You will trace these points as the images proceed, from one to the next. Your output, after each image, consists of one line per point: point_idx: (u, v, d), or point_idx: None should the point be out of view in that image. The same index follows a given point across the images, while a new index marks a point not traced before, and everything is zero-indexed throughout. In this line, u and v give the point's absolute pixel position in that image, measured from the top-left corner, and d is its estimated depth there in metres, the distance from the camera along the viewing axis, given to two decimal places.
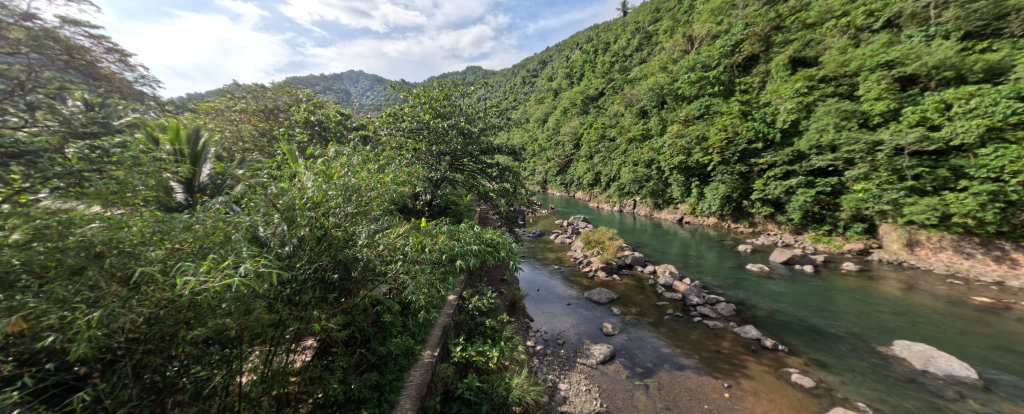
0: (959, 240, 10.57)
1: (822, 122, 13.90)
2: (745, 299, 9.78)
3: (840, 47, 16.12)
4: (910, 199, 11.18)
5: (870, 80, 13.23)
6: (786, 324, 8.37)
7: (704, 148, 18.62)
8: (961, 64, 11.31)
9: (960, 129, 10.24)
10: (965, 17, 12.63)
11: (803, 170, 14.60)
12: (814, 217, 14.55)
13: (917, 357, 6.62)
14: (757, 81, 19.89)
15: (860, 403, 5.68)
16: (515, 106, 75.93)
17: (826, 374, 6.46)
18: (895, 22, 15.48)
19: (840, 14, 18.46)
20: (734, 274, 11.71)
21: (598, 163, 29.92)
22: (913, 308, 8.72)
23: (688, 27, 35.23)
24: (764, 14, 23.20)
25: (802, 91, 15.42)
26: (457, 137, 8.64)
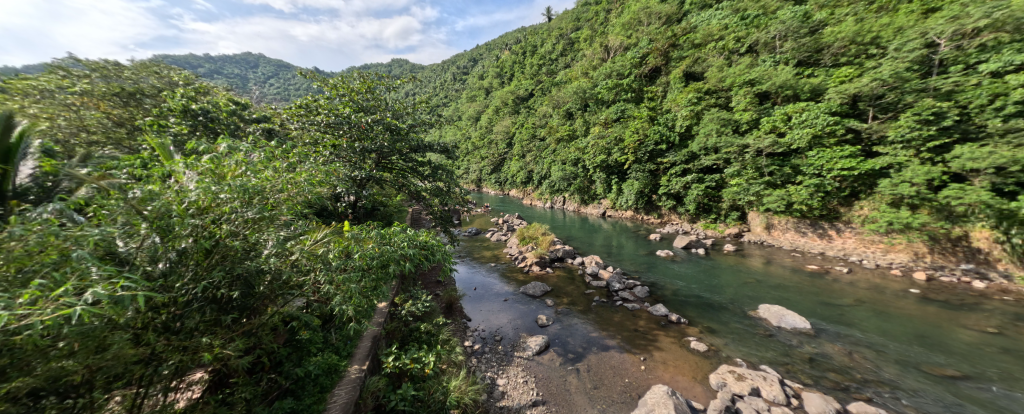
0: (798, 222, 13.82)
1: (708, 128, 16.47)
2: (655, 281, 11.16)
3: (718, 65, 19.36)
4: (768, 191, 14.08)
5: (739, 94, 16.18)
6: (686, 300, 9.78)
7: (621, 148, 20.50)
8: (796, 85, 14.59)
9: (797, 136, 13.27)
10: (801, 50, 16.43)
11: (696, 169, 17.15)
12: (705, 208, 17.23)
13: (774, 316, 8.37)
14: (660, 91, 22.74)
15: (738, 359, 6.93)
16: (445, 102, 73.91)
17: (715, 339, 7.74)
18: (754, 48, 19.19)
19: (718, 38, 22.17)
20: (646, 260, 13.30)
21: (530, 162, 30.82)
22: (772, 278, 11.00)
23: (603, 37, 38.51)
24: (663, 33, 26.58)
25: (692, 101, 18.13)
26: (384, 134, 8.02)
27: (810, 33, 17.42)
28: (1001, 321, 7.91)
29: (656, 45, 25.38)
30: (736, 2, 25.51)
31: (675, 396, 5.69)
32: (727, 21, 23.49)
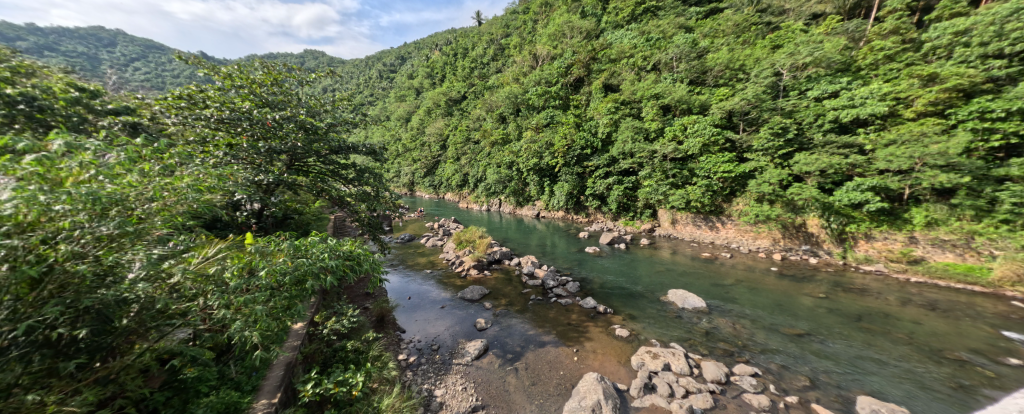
0: (694, 217, 16.24)
1: (625, 135, 18.29)
2: (585, 276, 11.97)
3: (631, 79, 21.69)
4: (672, 191, 16.22)
5: (648, 106, 18.35)
6: (611, 292, 10.69)
7: (551, 152, 21.47)
8: (690, 100, 17.12)
9: (691, 144, 15.59)
10: (692, 71, 19.49)
11: (616, 172, 18.90)
12: (624, 207, 19.10)
13: (679, 299, 9.65)
14: (583, 100, 24.54)
15: (653, 340, 7.82)
16: (371, 101, 68.93)
17: (635, 324, 8.61)
18: (658, 66, 21.97)
19: (629, 55, 24.85)
20: (576, 257, 14.20)
21: (465, 165, 30.45)
22: (678, 266, 12.70)
23: (531, 46, 40.15)
24: (584, 46, 28.78)
25: (611, 110, 19.96)
26: (297, 132, 7.12)
27: (697, 57, 20.71)
28: (827, 287, 10.36)
29: (578, 57, 27.37)
30: (642, 25, 28.96)
31: (604, 381, 6.18)
32: (636, 41, 26.52)
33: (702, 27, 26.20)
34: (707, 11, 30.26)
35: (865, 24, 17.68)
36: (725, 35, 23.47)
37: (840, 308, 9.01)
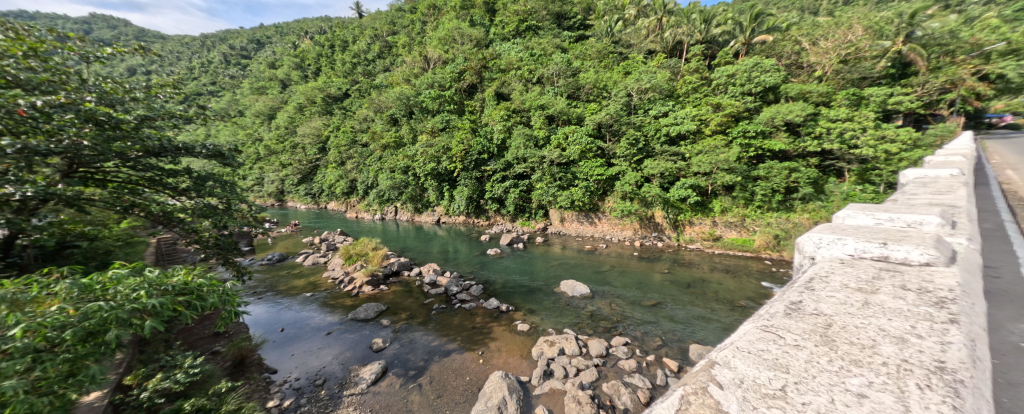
0: (578, 215, 18.44)
1: (517, 141, 19.31)
2: (488, 278, 12.20)
3: (520, 89, 23.23)
4: (560, 192, 18.03)
5: (536, 116, 19.96)
6: (512, 290, 11.18)
7: (449, 157, 20.99)
8: (569, 112, 19.39)
9: (572, 151, 17.65)
10: (569, 87, 22.18)
11: (512, 176, 19.80)
12: (520, 209, 20.29)
13: (569, 288, 10.75)
14: (478, 106, 25.04)
15: (551, 329, 8.50)
16: (217, 90, 55.10)
17: (534, 317, 9.21)
18: (543, 79, 24.20)
19: (517, 67, 26.60)
20: (478, 260, 14.36)
21: (351, 170, 27.26)
22: (568, 259, 14.18)
23: (421, 47, 38.92)
24: (475, 54, 29.43)
25: (504, 118, 20.92)
26: (86, 127, 4.98)
27: (573, 75, 23.67)
28: (671, 264, 13.17)
29: (470, 64, 27.78)
30: (526, 42, 31.46)
31: (508, 377, 6.40)
32: (522, 54, 28.62)
33: (574, 50, 30.16)
34: (577, 36, 34.95)
35: (680, 64, 23.72)
36: (591, 58, 27.76)
37: (679, 279, 11.60)
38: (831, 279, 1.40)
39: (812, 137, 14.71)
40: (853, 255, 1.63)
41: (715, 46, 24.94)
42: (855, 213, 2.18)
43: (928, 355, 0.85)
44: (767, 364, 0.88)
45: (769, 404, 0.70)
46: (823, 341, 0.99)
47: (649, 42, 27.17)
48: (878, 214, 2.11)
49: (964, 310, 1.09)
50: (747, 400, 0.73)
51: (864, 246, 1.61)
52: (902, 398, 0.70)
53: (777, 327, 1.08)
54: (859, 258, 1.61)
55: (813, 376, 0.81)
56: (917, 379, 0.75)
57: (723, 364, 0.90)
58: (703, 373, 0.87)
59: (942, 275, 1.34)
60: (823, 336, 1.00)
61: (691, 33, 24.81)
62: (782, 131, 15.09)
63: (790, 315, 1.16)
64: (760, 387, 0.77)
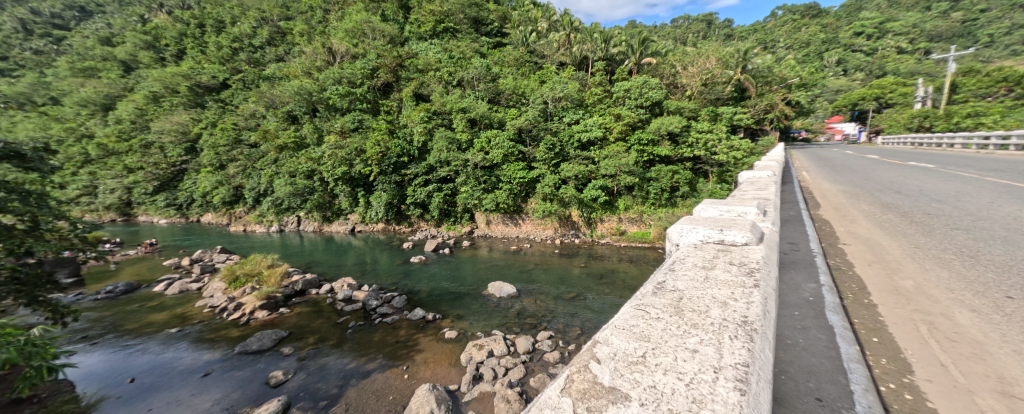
0: (503, 217, 18.83)
1: (439, 144, 18.71)
2: (411, 287, 11.59)
3: (440, 91, 22.67)
4: (485, 195, 18.18)
5: (457, 119, 19.74)
6: (439, 297, 10.83)
7: (363, 160, 19.09)
8: (491, 117, 19.73)
9: (495, 154, 17.95)
10: (489, 92, 22.56)
11: (435, 179, 19.13)
12: (445, 213, 19.81)
13: (497, 290, 10.88)
14: (395, 106, 23.59)
15: (479, 332, 8.48)
16: (11, 67, 40.15)
17: (462, 322, 9.08)
18: (462, 82, 24.18)
19: (435, 68, 25.95)
20: (401, 269, 13.53)
21: (236, 174, 22.87)
22: (494, 261, 14.35)
23: (324, 37, 34.89)
24: (389, 51, 27.62)
25: (424, 120, 20.12)
26: None
27: (492, 81, 24.14)
28: (587, 258, 14.41)
29: (384, 61, 25.93)
30: (444, 44, 31.03)
31: (436, 388, 6.17)
32: (440, 56, 28.06)
33: (492, 56, 30.84)
34: (494, 43, 35.83)
35: (587, 77, 26.25)
36: (509, 65, 28.81)
37: (594, 272, 12.80)
38: (687, 260, 1.69)
39: (688, 145, 17.91)
40: (703, 241, 2.00)
41: (614, 64, 28.24)
42: (708, 207, 2.69)
43: (740, 314, 1.08)
44: (636, 336, 0.98)
45: (632, 372, 0.78)
46: (679, 311, 1.14)
47: (561, 54, 29.33)
48: (722, 207, 2.65)
49: (765, 278, 1.44)
50: (618, 371, 0.79)
51: (710, 232, 1.98)
52: (724, 351, 0.86)
53: (646, 303, 1.22)
54: (706, 244, 1.98)
55: (667, 341, 0.93)
56: (734, 335, 0.95)
57: (603, 342, 0.96)
58: (585, 354, 0.91)
59: (756, 252, 1.73)
60: (677, 306, 1.18)
61: (595, 50, 27.62)
62: (666, 140, 17.93)
63: (656, 293, 1.32)
64: (629, 359, 0.85)
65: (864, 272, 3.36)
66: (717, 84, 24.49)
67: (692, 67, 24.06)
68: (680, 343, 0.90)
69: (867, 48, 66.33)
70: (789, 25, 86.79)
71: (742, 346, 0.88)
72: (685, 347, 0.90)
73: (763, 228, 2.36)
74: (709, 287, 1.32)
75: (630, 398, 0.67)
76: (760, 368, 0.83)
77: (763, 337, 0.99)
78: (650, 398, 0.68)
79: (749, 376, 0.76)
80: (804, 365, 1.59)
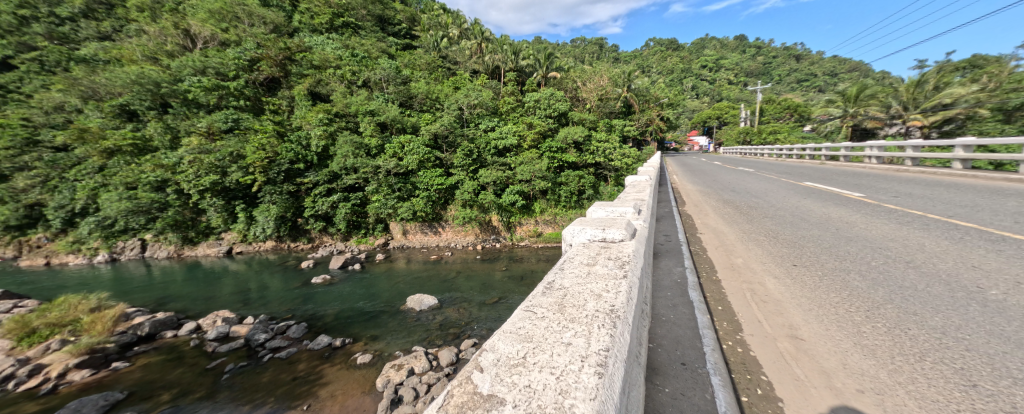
0: (422, 226, 17.95)
1: (344, 149, 16.83)
2: (313, 313, 10.11)
3: (342, 91, 20.43)
4: (400, 203, 17.10)
5: (365, 122, 18.12)
6: (348, 319, 9.69)
7: (242, 167, 15.53)
8: (403, 121, 18.85)
9: (410, 160, 17.07)
10: (400, 94, 21.36)
11: (340, 188, 17.12)
12: (354, 225, 17.94)
13: (417, 303, 10.29)
14: (285, 105, 20.30)
15: (397, 352, 7.87)
16: None
17: (378, 344, 8.31)
18: (368, 83, 22.51)
19: (334, 66, 23.37)
20: (299, 293, 11.68)
21: (32, 188, 16.48)
22: (413, 274, 13.51)
23: (178, 14, 27.92)
24: (273, 41, 23.44)
25: (323, 122, 17.83)
26: None
27: (402, 84, 23.02)
28: (508, 262, 14.73)
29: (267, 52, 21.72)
30: (343, 40, 28.38)
31: None
32: (341, 52, 25.52)
33: (401, 58, 29.41)
34: (401, 45, 34.15)
35: (500, 87, 27.17)
36: (421, 69, 28.02)
37: (515, 274, 13.19)
38: (574, 259, 1.84)
39: (591, 153, 19.98)
40: (590, 240, 2.22)
41: (524, 75, 29.87)
42: (597, 209, 3.00)
43: (609, 304, 1.22)
44: (519, 338, 1.00)
45: (510, 373, 0.78)
46: (562, 308, 1.22)
47: (473, 62, 29.71)
48: (607, 208, 2.99)
49: (633, 269, 1.67)
50: (497, 376, 0.77)
51: (595, 232, 2.21)
52: (590, 340, 0.95)
53: (535, 304, 1.28)
54: (592, 243, 2.21)
55: (547, 339, 0.98)
56: (602, 324, 1.06)
57: (489, 349, 0.94)
58: (470, 366, 0.87)
59: (628, 247, 2.00)
60: (560, 304, 1.26)
61: (506, 61, 28.79)
62: (572, 148, 19.73)
63: (544, 293, 1.39)
64: (509, 361, 0.85)
65: (713, 255, 4.24)
66: (610, 99, 28.06)
67: (590, 84, 27.06)
68: (557, 343, 0.95)
69: (710, 79, 85.05)
70: (659, 55, 105.18)
71: (605, 333, 0.99)
72: (561, 341, 0.96)
73: (638, 226, 2.75)
74: (589, 282, 1.46)
75: (501, 402, 0.66)
76: (618, 351, 0.95)
77: (625, 322, 1.13)
78: (522, 396, 0.68)
79: (609, 361, 0.85)
80: (673, 336, 1.98)
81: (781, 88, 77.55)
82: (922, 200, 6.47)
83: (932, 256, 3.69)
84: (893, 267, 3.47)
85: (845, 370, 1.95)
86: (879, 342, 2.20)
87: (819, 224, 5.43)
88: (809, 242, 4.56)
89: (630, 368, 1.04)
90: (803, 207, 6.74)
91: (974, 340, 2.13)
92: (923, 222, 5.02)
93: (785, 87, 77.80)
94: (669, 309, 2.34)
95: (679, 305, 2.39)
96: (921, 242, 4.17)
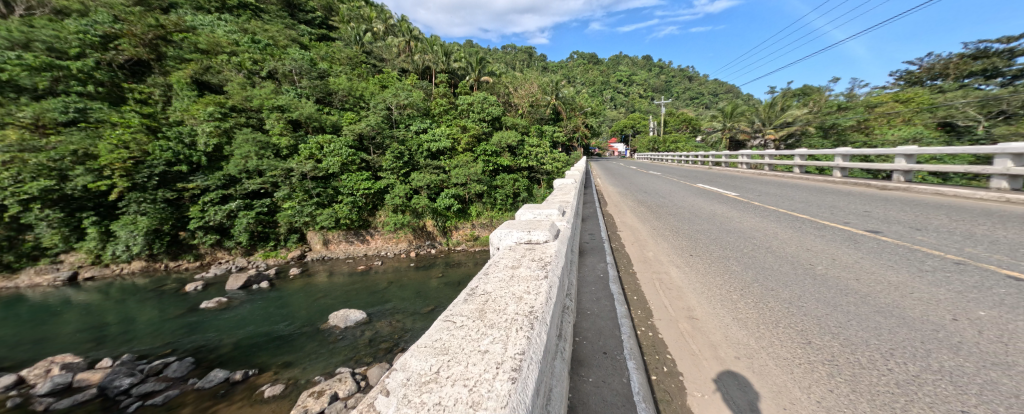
0: (346, 235, 16.34)
1: (243, 149, 14.51)
2: (202, 344, 8.42)
3: (240, 82, 17.58)
4: (318, 210, 15.36)
5: (272, 118, 15.91)
6: (252, 347, 8.31)
7: (93, 170, 12.15)
8: (321, 119, 17.06)
9: (331, 163, 15.54)
10: (316, 90, 19.28)
11: (239, 194, 14.64)
12: (260, 236, 15.51)
13: (341, 320, 9.32)
14: (159, 94, 15.91)
15: (316, 377, 6.97)
16: None
17: (292, 371, 7.27)
18: (275, 75, 19.83)
19: (230, 52, 20.01)
20: (182, 322, 9.63)
21: None
22: (334, 288, 12.23)
23: None
24: (136, 13, 18.58)
25: (215, 116, 15.10)
26: None
27: (319, 78, 20.82)
28: (444, 268, 14.29)
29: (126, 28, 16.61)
30: (241, 23, 24.45)
31: None
32: (238, 38, 21.98)
33: (315, 49, 26.56)
34: (316, 36, 30.89)
35: (431, 88, 26.38)
36: (342, 63, 25.72)
37: (452, 280, 12.84)
38: (499, 263, 1.86)
39: (524, 157, 20.56)
40: (516, 243, 2.28)
41: (456, 78, 29.57)
42: (525, 211, 3.09)
43: (529, 306, 1.26)
44: (435, 352, 0.96)
45: (419, 392, 0.74)
46: (483, 315, 1.21)
47: (402, 61, 28.32)
48: (534, 210, 3.10)
49: (554, 269, 1.75)
50: (403, 398, 0.72)
51: (521, 234, 2.27)
52: (508, 344, 0.97)
53: (456, 313, 1.25)
54: (519, 245, 2.27)
55: (464, 349, 0.96)
56: (520, 327, 1.08)
57: (400, 368, 0.89)
58: (377, 389, 0.81)
59: (551, 248, 2.10)
60: (482, 309, 1.26)
61: (436, 62, 28.13)
62: (507, 152, 20.09)
63: (466, 301, 1.37)
64: (420, 380, 0.81)
65: (629, 250, 4.71)
66: (541, 106, 29.35)
67: (521, 90, 27.95)
68: (474, 351, 0.94)
69: (624, 93, 95.09)
70: (582, 68, 114.09)
71: (522, 336, 1.02)
72: (479, 349, 0.96)
73: (562, 227, 2.91)
74: (512, 285, 1.49)
75: None
76: (533, 353, 0.98)
77: (543, 322, 1.18)
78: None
79: (523, 364, 0.88)
80: (594, 328, 2.13)
81: (679, 104, 90.48)
82: (779, 198, 8.11)
83: (783, 241, 4.65)
84: (758, 253, 4.28)
85: (727, 341, 2.32)
86: (750, 315, 2.68)
87: (710, 219, 6.43)
88: (702, 235, 5.37)
89: (546, 365, 1.09)
90: (698, 205, 7.91)
91: (809, 306, 2.74)
92: (778, 215, 6.30)
93: (682, 103, 90.99)
94: (593, 303, 2.51)
95: (602, 298, 2.58)
96: (777, 231, 5.23)
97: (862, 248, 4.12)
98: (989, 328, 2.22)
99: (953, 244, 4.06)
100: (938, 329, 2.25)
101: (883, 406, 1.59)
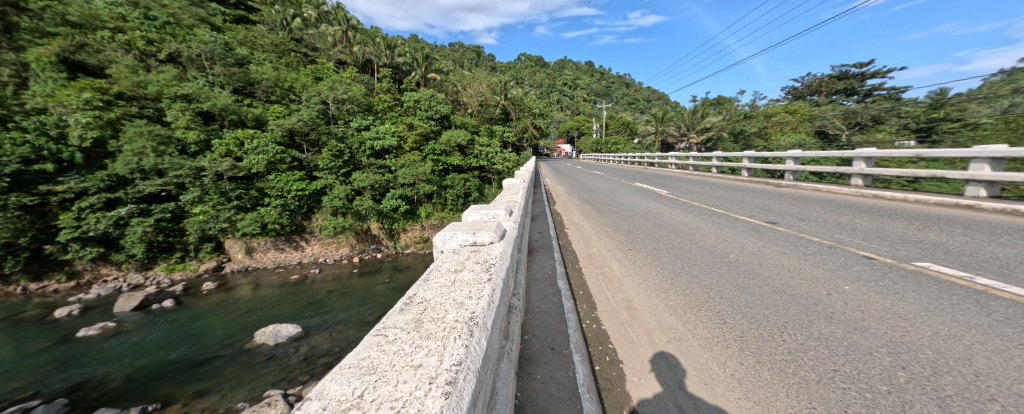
0: (275, 241, 14.63)
1: (135, 144, 12.27)
2: (82, 381, 6.91)
3: (129, 64, 14.80)
4: (239, 215, 13.53)
5: (175, 109, 13.67)
6: (152, 378, 7.04)
7: None
8: (239, 112, 15.06)
9: (254, 162, 13.81)
10: (233, 78, 17.02)
11: (130, 197, 12.29)
12: (162, 247, 13.17)
13: (270, 337, 8.36)
14: (9, 73, 12.19)
15: (239, 404, 6.10)
16: None
17: (207, 400, 6.29)
18: (177, 58, 17.01)
19: (115, 28, 16.67)
20: (51, 356, 7.80)
21: None
22: (261, 302, 10.92)
23: None
24: None
25: (95, 105, 12.47)
26: None
27: (235, 65, 18.37)
28: (391, 273, 13.56)
29: None
30: None
31: None
32: (125, 11, 18.37)
33: (230, 32, 23.29)
34: (230, 18, 27.15)
35: (372, 83, 24.92)
36: (265, 50, 23.04)
37: (401, 285, 12.26)
38: (441, 267, 1.82)
39: (474, 157, 20.40)
40: (461, 245, 2.24)
41: (400, 73, 28.29)
42: (471, 212, 3.06)
43: (469, 312, 1.24)
44: (361, 373, 0.90)
45: None
46: (420, 325, 1.17)
47: (338, 52, 26.22)
48: (481, 211, 3.08)
49: (497, 271, 1.75)
50: None
51: (466, 237, 2.25)
52: (444, 355, 0.95)
53: (389, 325, 1.19)
54: (463, 247, 2.24)
55: (394, 366, 0.91)
56: (459, 334, 1.07)
57: (316, 396, 0.82)
58: None
59: (495, 250, 2.10)
60: (419, 319, 1.21)
61: (378, 55, 26.62)
62: (456, 151, 19.75)
63: (401, 311, 1.30)
64: (339, 407, 0.75)
65: (575, 247, 4.93)
66: (489, 106, 29.31)
67: (470, 89, 27.67)
68: (406, 368, 0.90)
69: (568, 96, 99.55)
70: (528, 69, 116.54)
71: (460, 345, 1.01)
72: (411, 365, 0.92)
73: (508, 227, 2.93)
74: (452, 291, 1.45)
75: None
76: (471, 362, 0.97)
77: (483, 328, 1.17)
78: None
79: (458, 376, 0.87)
80: (541, 325, 2.18)
81: (618, 108, 97.34)
82: (701, 195, 9.17)
83: (704, 234, 5.26)
84: (685, 244, 4.78)
85: (659, 327, 2.55)
86: (678, 301, 2.97)
87: (645, 215, 7.03)
88: (639, 230, 5.82)
89: (487, 372, 1.10)
90: (635, 203, 8.58)
91: (724, 290, 3.13)
92: (700, 210, 7.11)
93: (620, 107, 98.20)
94: (540, 301, 2.57)
95: (549, 295, 2.66)
96: (699, 224, 5.91)
97: (764, 237, 4.81)
98: (851, 299, 2.75)
99: (828, 232, 4.95)
100: (817, 303, 2.73)
101: (780, 372, 1.87)
